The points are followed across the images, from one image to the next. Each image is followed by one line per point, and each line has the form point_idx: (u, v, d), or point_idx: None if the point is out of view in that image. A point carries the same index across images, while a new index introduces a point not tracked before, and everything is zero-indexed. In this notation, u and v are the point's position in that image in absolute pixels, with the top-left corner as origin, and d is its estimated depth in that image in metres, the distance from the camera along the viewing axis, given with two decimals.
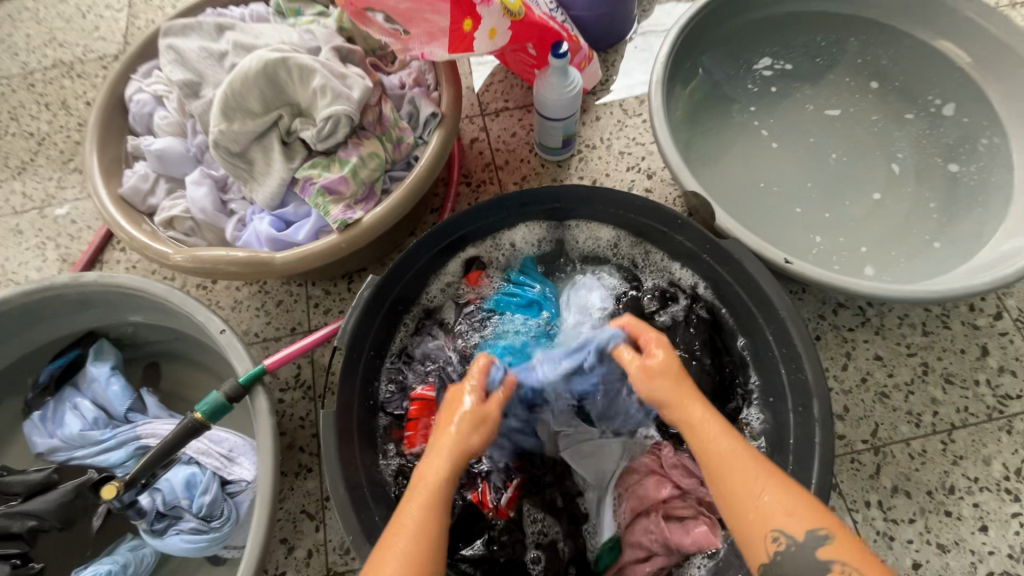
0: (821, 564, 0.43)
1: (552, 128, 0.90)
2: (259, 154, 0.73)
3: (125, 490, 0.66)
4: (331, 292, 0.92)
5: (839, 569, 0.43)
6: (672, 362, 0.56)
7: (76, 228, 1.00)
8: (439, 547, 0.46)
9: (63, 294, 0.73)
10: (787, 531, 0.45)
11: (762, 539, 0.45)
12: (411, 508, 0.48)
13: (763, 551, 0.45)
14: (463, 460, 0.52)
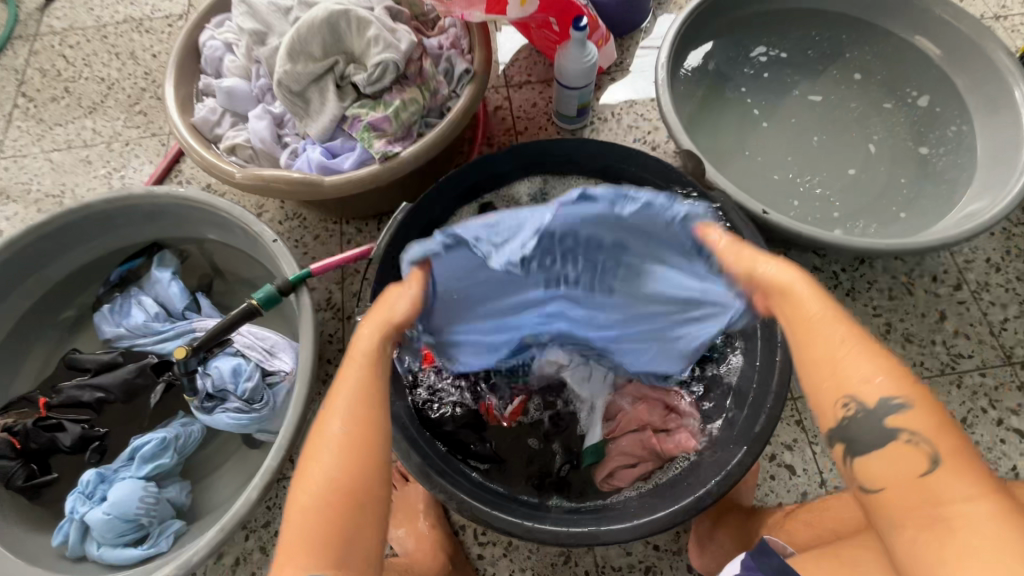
0: (891, 431, 0.40)
1: (569, 97, 1.01)
2: (315, 95, 0.85)
3: (192, 356, 0.74)
4: (363, 231, 1.03)
5: (910, 439, 0.40)
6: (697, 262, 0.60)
7: (140, 163, 1.12)
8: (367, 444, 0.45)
9: (138, 203, 0.84)
10: (857, 396, 0.41)
11: (832, 405, 0.42)
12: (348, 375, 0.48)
13: (830, 415, 0.43)
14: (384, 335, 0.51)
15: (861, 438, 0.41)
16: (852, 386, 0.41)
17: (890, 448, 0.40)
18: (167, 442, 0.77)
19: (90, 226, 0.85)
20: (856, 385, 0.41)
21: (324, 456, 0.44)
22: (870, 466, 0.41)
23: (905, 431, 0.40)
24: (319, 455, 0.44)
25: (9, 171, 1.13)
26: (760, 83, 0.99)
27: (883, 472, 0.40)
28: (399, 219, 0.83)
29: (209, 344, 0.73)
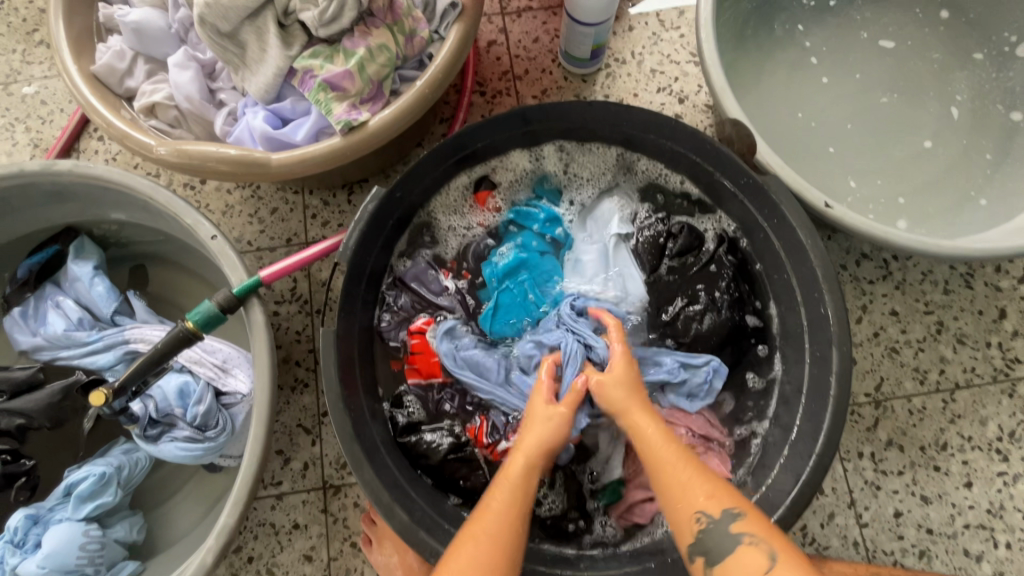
0: (735, 539, 0.44)
1: (582, 35, 0.81)
2: (251, 36, 0.64)
3: (115, 398, 0.58)
4: (330, 204, 0.85)
5: (748, 540, 0.44)
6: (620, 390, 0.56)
7: (47, 111, 0.90)
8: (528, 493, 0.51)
9: (35, 183, 0.66)
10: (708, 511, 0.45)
11: (688, 521, 0.46)
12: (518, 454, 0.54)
13: (687, 534, 0.46)
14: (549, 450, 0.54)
15: (718, 552, 0.44)
16: (700, 501, 0.46)
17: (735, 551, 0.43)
18: (107, 477, 0.65)
19: None
20: (679, 499, 0.47)
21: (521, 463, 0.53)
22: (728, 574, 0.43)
23: (749, 536, 0.44)
24: (495, 506, 0.49)
25: None
26: (823, 20, 0.79)
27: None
28: (370, 211, 0.64)
29: (138, 377, 0.58)
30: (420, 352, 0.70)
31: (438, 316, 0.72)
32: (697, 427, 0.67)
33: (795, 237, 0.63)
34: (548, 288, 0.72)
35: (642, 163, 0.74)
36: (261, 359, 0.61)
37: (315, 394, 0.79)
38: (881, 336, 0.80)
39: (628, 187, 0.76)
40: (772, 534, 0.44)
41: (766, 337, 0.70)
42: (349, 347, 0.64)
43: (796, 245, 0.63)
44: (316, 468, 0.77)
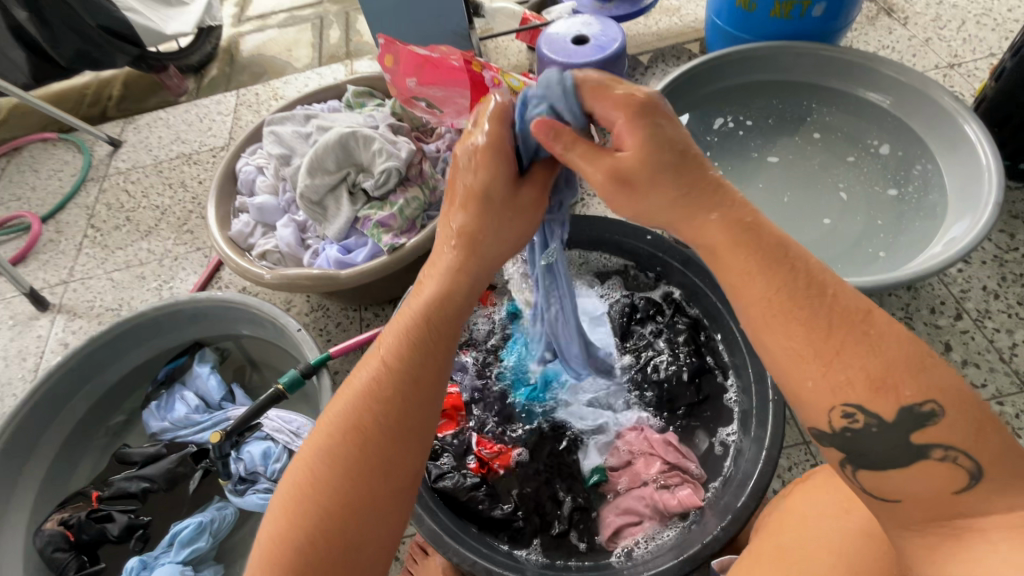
0: (919, 448, 0.39)
1: None
2: (331, 202, 0.98)
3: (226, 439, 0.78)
4: (380, 315, 1.12)
5: (942, 453, 0.39)
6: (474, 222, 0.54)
7: (186, 273, 1.27)
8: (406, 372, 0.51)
9: (181, 308, 0.96)
10: (870, 410, 0.40)
11: (830, 415, 0.41)
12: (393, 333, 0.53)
13: (829, 422, 0.42)
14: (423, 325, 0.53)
15: (873, 451, 0.41)
16: (857, 397, 0.40)
17: (922, 466, 0.40)
18: (203, 525, 0.83)
19: (144, 331, 0.97)
20: (833, 394, 0.40)
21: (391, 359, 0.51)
22: (889, 477, 0.42)
23: (939, 449, 0.39)
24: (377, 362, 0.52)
25: (77, 291, 1.30)
26: (728, 148, 1.11)
27: (909, 490, 0.41)
28: None
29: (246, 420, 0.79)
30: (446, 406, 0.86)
31: (459, 382, 0.90)
32: (672, 457, 0.78)
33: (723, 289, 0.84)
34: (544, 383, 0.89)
35: (594, 255, 0.97)
36: None
37: None
38: None
39: (586, 272, 0.98)
40: (997, 458, 0.38)
41: (722, 376, 0.85)
42: None
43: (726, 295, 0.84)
44: None
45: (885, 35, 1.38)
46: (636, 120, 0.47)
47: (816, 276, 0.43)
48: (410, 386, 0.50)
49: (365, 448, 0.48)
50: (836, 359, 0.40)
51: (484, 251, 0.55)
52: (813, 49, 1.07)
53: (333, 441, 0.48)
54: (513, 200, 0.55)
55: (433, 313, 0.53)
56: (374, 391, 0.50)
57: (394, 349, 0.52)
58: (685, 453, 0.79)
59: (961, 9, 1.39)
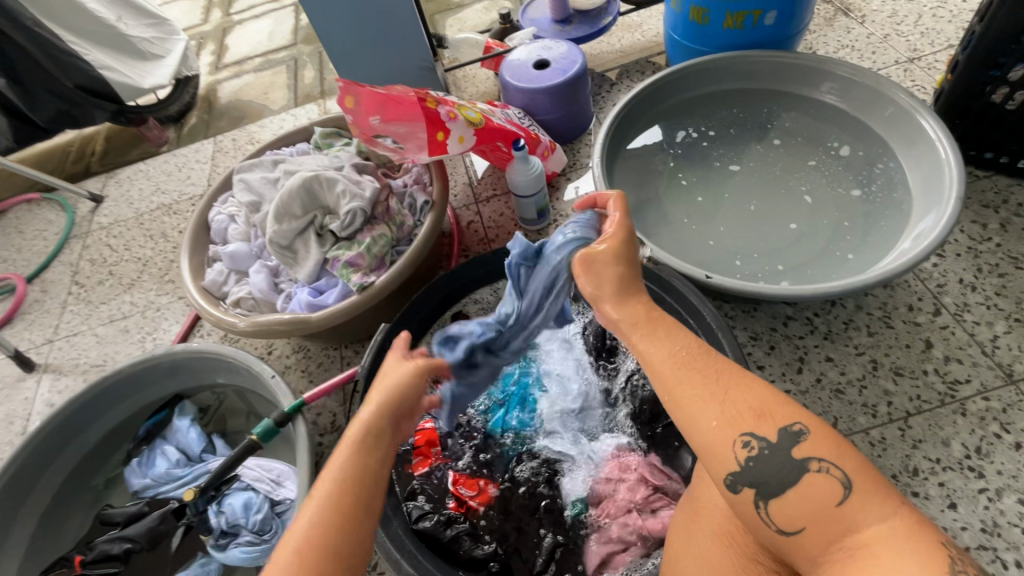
0: (800, 463, 0.48)
1: (527, 204, 1.13)
2: (300, 245, 0.99)
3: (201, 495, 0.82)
4: (360, 352, 1.12)
5: (816, 464, 0.47)
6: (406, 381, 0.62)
7: (169, 324, 1.28)
8: (357, 488, 0.53)
9: (159, 362, 0.96)
10: (760, 435, 0.49)
11: (733, 447, 0.49)
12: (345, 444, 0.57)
13: (734, 459, 0.49)
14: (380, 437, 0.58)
15: (771, 477, 0.48)
16: (748, 425, 0.49)
17: (805, 480, 0.47)
18: None
19: (123, 388, 0.98)
20: (726, 423, 0.50)
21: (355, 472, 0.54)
22: (787, 504, 0.47)
23: (815, 461, 0.47)
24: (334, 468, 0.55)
25: (63, 349, 1.30)
26: (689, 158, 1.10)
27: (804, 512, 0.46)
28: (379, 339, 0.90)
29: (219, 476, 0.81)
30: (422, 442, 0.86)
31: (433, 416, 0.89)
32: (657, 480, 0.77)
33: (691, 303, 0.84)
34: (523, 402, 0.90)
35: None
36: (302, 459, 0.81)
37: None
38: (823, 382, 0.91)
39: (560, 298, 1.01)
40: (859, 463, 0.46)
41: None
42: None
43: (694, 308, 0.84)
44: None
45: (844, 35, 1.39)
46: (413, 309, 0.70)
47: (698, 343, 0.56)
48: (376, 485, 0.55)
49: (320, 564, 0.49)
50: (729, 395, 0.51)
51: (414, 380, 0.63)
52: (769, 57, 1.09)
53: (299, 557, 0.49)
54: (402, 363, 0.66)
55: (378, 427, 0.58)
56: (351, 510, 0.52)
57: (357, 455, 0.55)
58: (668, 473, 0.78)
59: (917, 3, 1.40)
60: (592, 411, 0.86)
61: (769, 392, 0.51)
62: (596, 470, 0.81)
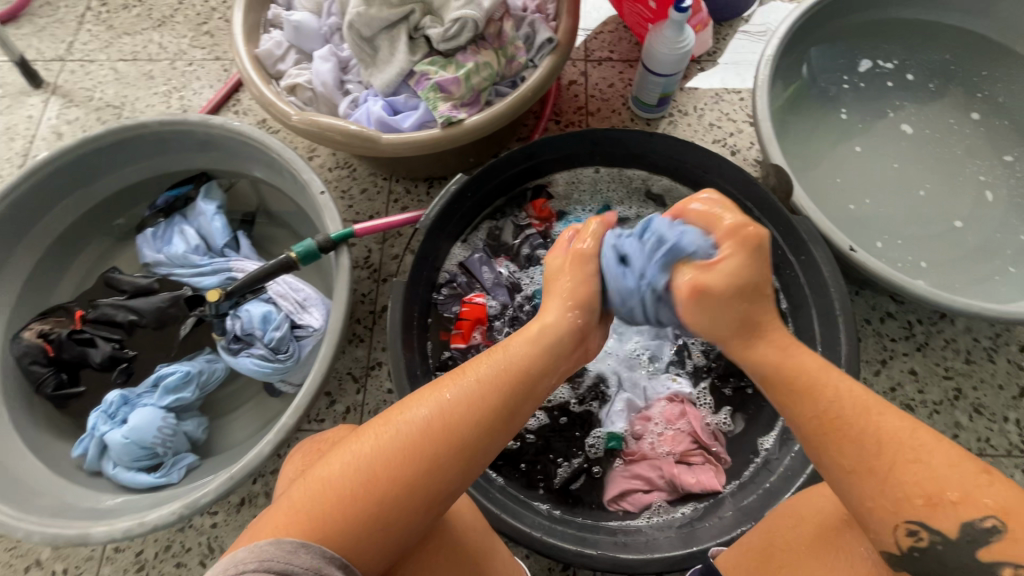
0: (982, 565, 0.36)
1: (652, 83, 0.94)
2: (385, 43, 0.80)
3: (224, 300, 0.76)
4: (411, 192, 0.99)
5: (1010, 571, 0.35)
6: (559, 327, 0.51)
7: (201, 85, 1.10)
8: (469, 411, 0.44)
9: (192, 130, 0.81)
10: (932, 527, 0.37)
11: (892, 532, 0.39)
12: (478, 364, 0.48)
13: (894, 543, 0.39)
14: (513, 371, 0.47)
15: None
16: (911, 512, 0.38)
17: None
18: (190, 376, 0.78)
19: (145, 145, 0.84)
20: (882, 509, 0.39)
21: (463, 391, 0.45)
22: None
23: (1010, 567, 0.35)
24: (441, 393, 0.45)
25: (75, 74, 1.13)
26: (865, 93, 0.91)
27: None
28: (453, 190, 0.75)
29: (246, 288, 0.75)
30: (466, 317, 0.77)
31: (486, 292, 0.80)
32: (702, 435, 0.72)
33: (819, 274, 0.71)
34: None
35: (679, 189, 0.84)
36: (341, 294, 0.73)
37: (367, 348, 0.89)
38: (897, 392, 0.84)
39: (662, 206, 0.86)
40: None
41: None
42: (411, 306, 0.73)
43: (819, 281, 0.71)
44: (355, 412, 0.85)
45: None
46: (579, 302, 0.53)
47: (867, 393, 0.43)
48: (417, 527, 0.43)
49: (380, 499, 0.41)
50: (893, 473, 0.39)
51: (561, 343, 0.51)
52: None
53: (366, 486, 0.41)
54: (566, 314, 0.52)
55: (459, 436, 0.43)
56: (415, 447, 0.42)
57: (412, 461, 0.42)
58: (714, 433, 0.73)
59: None
60: (657, 345, 0.79)
61: (966, 462, 0.38)
62: (641, 407, 0.75)
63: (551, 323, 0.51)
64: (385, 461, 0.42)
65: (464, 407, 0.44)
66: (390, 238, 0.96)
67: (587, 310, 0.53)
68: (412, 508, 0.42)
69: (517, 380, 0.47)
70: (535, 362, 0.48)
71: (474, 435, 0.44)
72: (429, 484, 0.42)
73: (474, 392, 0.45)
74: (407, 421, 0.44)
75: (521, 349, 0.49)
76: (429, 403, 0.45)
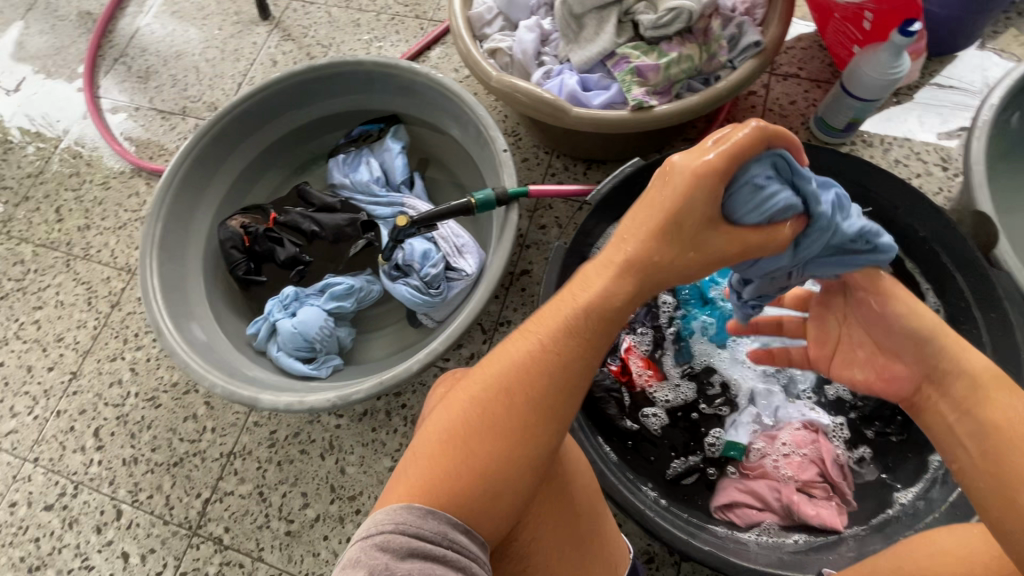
0: None
1: (846, 106, 0.90)
2: (592, 22, 0.83)
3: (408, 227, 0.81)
4: (569, 170, 1.03)
5: None
6: (658, 253, 0.42)
7: (398, 39, 1.20)
8: (544, 358, 0.41)
9: (399, 75, 0.89)
10: None
11: None
12: (544, 307, 0.43)
13: None
14: (591, 313, 0.42)
15: None
16: None
17: None
18: (352, 290, 0.87)
19: (353, 81, 0.93)
20: None
21: (531, 339, 0.41)
22: None
23: None
24: (510, 345, 0.42)
25: (296, 12, 1.28)
26: None
27: None
28: (626, 172, 0.79)
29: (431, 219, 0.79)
30: None
31: None
32: (831, 470, 0.69)
33: (1012, 337, 0.65)
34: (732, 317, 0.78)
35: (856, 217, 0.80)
36: (504, 246, 0.77)
37: (500, 305, 0.94)
38: None
39: None
40: None
41: None
42: (566, 272, 0.76)
43: (1010, 345, 0.65)
44: (479, 360, 0.91)
45: None
46: (685, 245, 0.43)
47: None
48: (532, 479, 0.41)
49: (474, 465, 0.39)
50: None
51: (656, 277, 0.43)
52: None
53: (455, 454, 0.40)
54: (706, 243, 0.44)
55: (539, 385, 0.40)
56: (497, 405, 0.40)
57: (497, 424, 0.40)
58: (844, 473, 0.70)
59: None
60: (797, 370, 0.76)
61: None
62: (768, 426, 0.73)
63: (650, 258, 0.42)
64: (471, 429, 0.40)
65: (533, 354, 0.41)
66: (541, 208, 0.99)
67: (693, 247, 0.43)
68: (513, 477, 0.40)
69: (594, 318, 0.41)
70: (618, 308, 0.42)
71: (553, 378, 0.41)
72: (527, 441, 0.40)
73: (547, 337, 0.41)
74: (483, 383, 0.41)
75: (595, 285, 0.42)
76: (489, 371, 0.42)
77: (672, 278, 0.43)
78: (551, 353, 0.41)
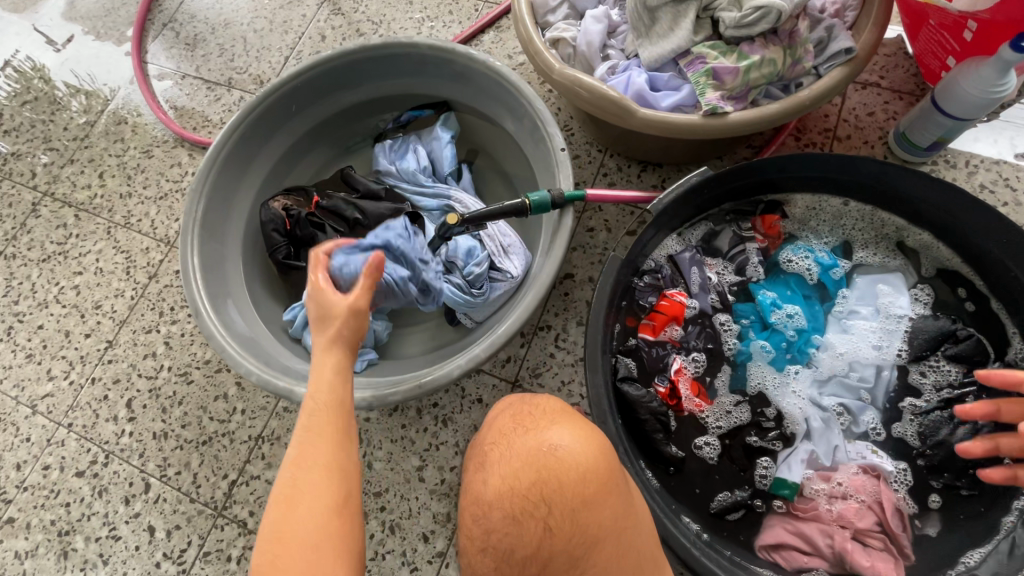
0: None
1: (935, 122, 0.82)
2: (667, 16, 0.78)
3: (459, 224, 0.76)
4: (622, 170, 0.97)
5: None
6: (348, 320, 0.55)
7: (451, 19, 1.15)
8: (332, 422, 0.49)
9: (455, 61, 0.85)
10: None
11: None
12: (320, 367, 0.53)
13: None
14: (338, 350, 0.54)
15: None
16: None
17: None
18: None
19: (406, 65, 0.89)
20: None
21: (313, 423, 0.48)
22: None
23: None
24: (305, 428, 0.49)
25: None
26: None
27: None
28: (692, 182, 0.72)
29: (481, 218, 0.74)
30: (663, 312, 0.75)
31: (689, 293, 0.76)
32: (889, 520, 0.65)
33: None
34: (792, 345, 0.73)
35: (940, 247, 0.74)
36: (556, 252, 0.73)
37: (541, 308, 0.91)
38: None
39: (908, 261, 0.76)
40: None
41: None
42: (619, 284, 0.72)
43: None
44: (515, 364, 0.88)
45: None
46: (341, 314, 0.55)
47: None
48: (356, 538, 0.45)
49: (299, 541, 0.42)
50: None
51: (348, 321, 0.55)
52: None
53: (287, 538, 0.43)
54: (342, 304, 0.56)
55: (336, 451, 0.47)
56: (299, 483, 0.45)
57: (305, 503, 0.44)
58: (903, 522, 0.66)
59: None
60: (859, 407, 0.71)
61: None
62: (824, 466, 0.69)
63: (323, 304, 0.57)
64: (296, 509, 0.44)
65: (326, 421, 0.48)
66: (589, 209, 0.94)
67: (348, 312, 0.56)
68: (316, 556, 0.42)
69: (333, 361, 0.53)
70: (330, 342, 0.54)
71: (341, 423, 0.49)
72: (339, 508, 0.44)
73: (338, 408, 0.50)
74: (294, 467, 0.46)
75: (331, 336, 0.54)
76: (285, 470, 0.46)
77: (357, 334, 0.56)
78: (335, 428, 0.48)
